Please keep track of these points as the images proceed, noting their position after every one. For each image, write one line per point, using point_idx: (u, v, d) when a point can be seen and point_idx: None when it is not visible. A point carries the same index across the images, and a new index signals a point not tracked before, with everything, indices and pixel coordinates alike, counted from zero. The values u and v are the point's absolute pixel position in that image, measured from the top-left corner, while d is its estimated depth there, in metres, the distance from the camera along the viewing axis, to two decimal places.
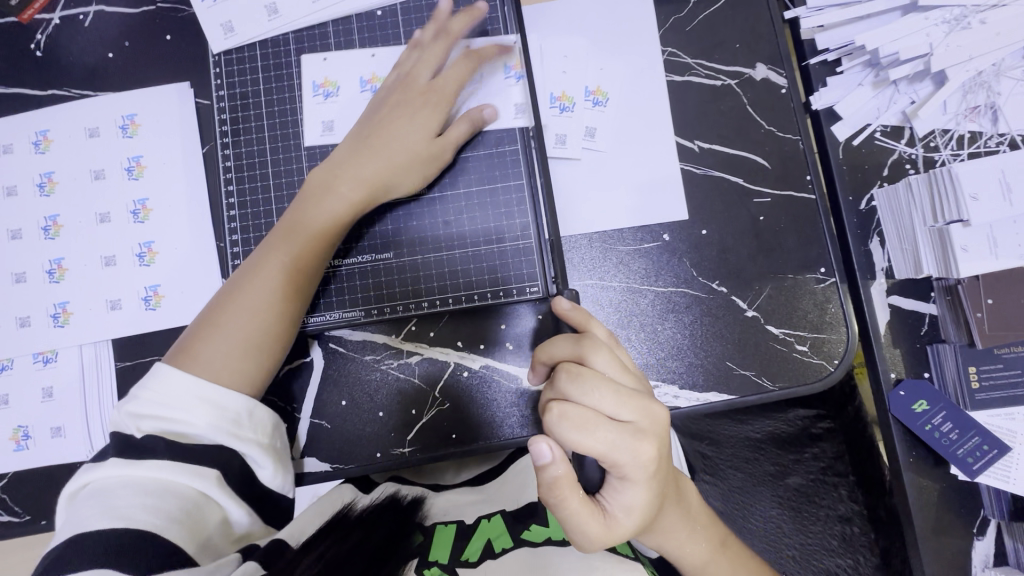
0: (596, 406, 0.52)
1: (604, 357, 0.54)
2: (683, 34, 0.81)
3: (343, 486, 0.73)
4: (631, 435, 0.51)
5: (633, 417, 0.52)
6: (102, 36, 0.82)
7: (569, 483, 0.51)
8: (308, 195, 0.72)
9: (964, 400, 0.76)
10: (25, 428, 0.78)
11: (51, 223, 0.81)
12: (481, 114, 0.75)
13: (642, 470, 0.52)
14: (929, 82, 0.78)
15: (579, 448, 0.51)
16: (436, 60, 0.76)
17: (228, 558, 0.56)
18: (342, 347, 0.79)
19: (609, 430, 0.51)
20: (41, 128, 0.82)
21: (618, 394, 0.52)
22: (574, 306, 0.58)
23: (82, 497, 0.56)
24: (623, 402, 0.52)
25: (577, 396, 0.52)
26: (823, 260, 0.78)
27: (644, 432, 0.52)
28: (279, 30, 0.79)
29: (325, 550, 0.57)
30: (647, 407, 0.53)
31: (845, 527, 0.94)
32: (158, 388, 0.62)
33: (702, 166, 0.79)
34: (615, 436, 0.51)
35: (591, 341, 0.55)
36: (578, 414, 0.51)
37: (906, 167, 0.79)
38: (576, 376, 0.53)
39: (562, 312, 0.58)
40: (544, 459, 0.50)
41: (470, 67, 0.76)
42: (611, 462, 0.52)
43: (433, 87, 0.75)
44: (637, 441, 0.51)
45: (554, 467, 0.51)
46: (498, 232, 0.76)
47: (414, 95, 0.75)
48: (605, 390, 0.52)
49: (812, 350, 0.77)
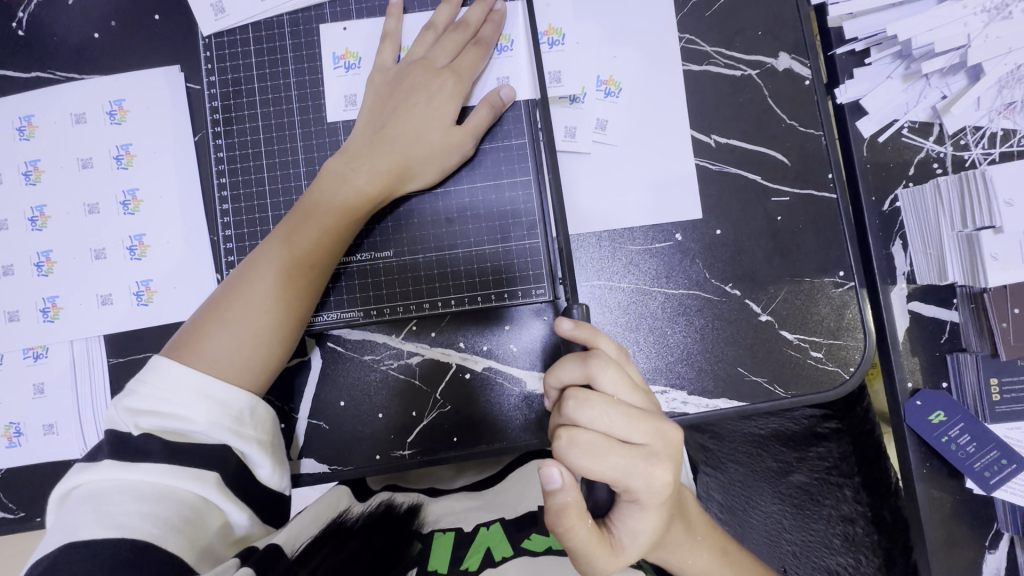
0: (606, 430, 0.50)
1: (612, 376, 0.51)
2: (702, 20, 0.76)
3: (338, 486, 0.72)
4: (645, 459, 0.50)
5: (645, 440, 0.50)
6: (87, 15, 0.78)
7: (577, 511, 0.49)
8: (320, 186, 0.69)
9: (983, 412, 0.74)
10: (17, 425, 0.77)
11: (38, 214, 0.78)
12: (499, 97, 0.70)
13: (656, 495, 0.51)
14: (964, 75, 0.73)
15: (590, 474, 0.50)
16: (456, 48, 0.71)
17: (229, 563, 0.52)
18: (340, 347, 0.77)
19: (621, 454, 0.50)
20: (26, 113, 0.78)
21: (628, 416, 0.50)
22: (576, 325, 0.54)
23: (73, 501, 0.53)
24: (634, 425, 0.50)
25: (587, 422, 0.50)
26: (843, 262, 0.74)
27: (659, 455, 0.50)
28: (273, 11, 0.74)
29: (320, 563, 0.56)
30: (660, 429, 0.51)
31: (847, 527, 0.90)
32: (157, 382, 0.59)
33: (718, 162, 0.75)
34: (626, 462, 0.50)
35: (600, 358, 0.52)
36: (587, 441, 0.50)
37: (934, 167, 0.76)
38: (582, 402, 0.50)
39: (563, 335, 0.54)
40: (553, 484, 0.49)
41: (478, 56, 0.71)
42: (624, 487, 0.50)
43: (451, 70, 0.70)
44: (650, 465, 0.50)
45: (563, 493, 0.49)
46: (503, 230, 0.73)
47: (435, 76, 0.70)
48: (615, 413, 0.50)
49: (827, 357, 0.74)
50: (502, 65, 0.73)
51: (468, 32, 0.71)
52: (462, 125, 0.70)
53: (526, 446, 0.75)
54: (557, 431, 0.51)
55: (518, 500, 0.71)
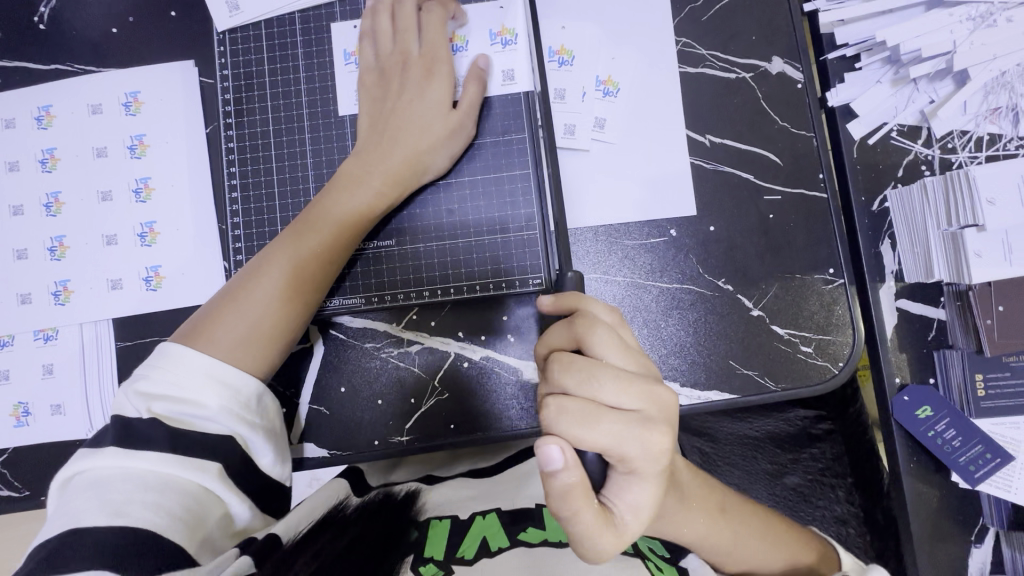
0: (595, 396, 0.50)
1: (602, 337, 0.52)
2: (699, 24, 0.79)
3: (351, 467, 0.75)
4: (638, 423, 0.50)
5: (637, 404, 0.50)
6: (106, 11, 0.81)
7: (582, 491, 0.49)
8: (337, 185, 0.71)
9: (969, 407, 0.76)
10: (25, 405, 0.79)
11: (53, 200, 0.80)
12: (479, 68, 0.74)
13: (653, 462, 0.51)
14: (950, 81, 0.76)
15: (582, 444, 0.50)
16: (440, 29, 0.73)
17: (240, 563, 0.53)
18: (344, 335, 0.79)
19: (611, 420, 0.50)
20: (44, 103, 0.81)
21: (616, 379, 0.50)
22: (556, 296, 0.56)
23: (80, 486, 0.55)
24: (624, 388, 0.50)
25: (574, 387, 0.51)
26: (833, 260, 0.76)
27: (652, 419, 0.51)
28: (284, 9, 0.77)
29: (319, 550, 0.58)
30: (652, 392, 0.51)
31: (840, 529, 0.90)
32: (167, 367, 0.61)
33: (712, 161, 0.78)
34: (620, 427, 0.50)
35: (587, 322, 0.53)
36: (576, 408, 0.50)
37: (922, 168, 0.78)
38: (567, 365, 0.51)
39: (545, 309, 0.56)
40: (554, 465, 0.48)
41: (444, 14, 0.73)
42: (618, 456, 0.50)
43: (436, 56, 0.72)
44: (643, 430, 0.50)
45: (565, 473, 0.49)
46: (502, 221, 0.75)
47: (425, 62, 0.72)
48: (605, 376, 0.51)
49: (816, 351, 0.76)
50: (507, 57, 0.75)
51: (435, 4, 0.74)
52: (457, 107, 0.72)
53: (520, 436, 0.77)
54: (546, 400, 0.51)
55: (516, 493, 0.71)
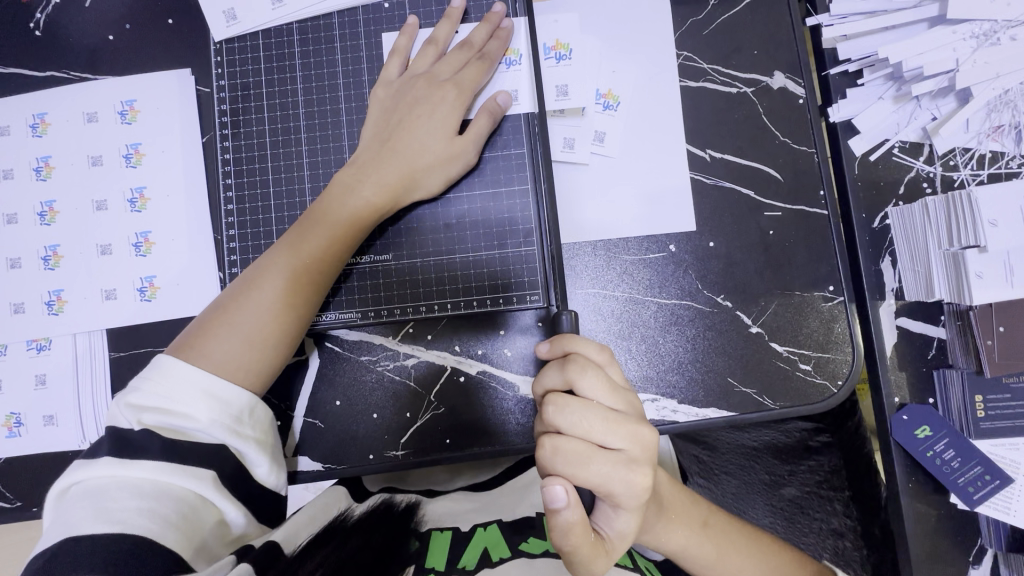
0: (586, 436, 0.50)
1: (591, 379, 0.51)
2: (701, 38, 0.78)
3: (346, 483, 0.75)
4: (625, 463, 0.50)
5: (624, 445, 0.50)
6: (102, 18, 0.80)
7: (580, 526, 0.50)
8: (329, 196, 0.70)
9: (967, 427, 0.75)
10: (17, 415, 0.78)
11: (48, 209, 0.80)
12: (497, 104, 0.72)
13: (637, 497, 0.51)
14: (953, 98, 0.76)
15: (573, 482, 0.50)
16: (458, 64, 0.72)
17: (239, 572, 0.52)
18: (339, 347, 0.78)
19: (600, 462, 0.50)
20: (39, 111, 0.80)
21: (606, 421, 0.50)
22: (552, 342, 0.56)
23: (73, 496, 0.54)
24: (614, 429, 0.50)
25: (567, 428, 0.50)
26: (833, 278, 0.76)
27: (638, 460, 0.51)
28: (283, 20, 0.76)
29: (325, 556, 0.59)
30: (637, 432, 0.51)
31: (837, 541, 0.87)
32: (158, 380, 0.61)
33: (713, 176, 0.77)
34: (608, 469, 0.50)
35: (577, 364, 0.52)
36: (569, 448, 0.50)
37: (923, 186, 0.77)
38: (559, 408, 0.51)
39: (542, 355, 0.56)
40: (557, 503, 0.49)
41: (482, 69, 0.72)
42: (607, 492, 0.51)
43: (453, 83, 0.71)
44: (631, 469, 0.50)
45: (566, 511, 0.49)
46: (500, 237, 0.74)
47: (437, 88, 0.71)
48: (594, 416, 0.50)
49: (815, 369, 0.75)
50: (511, 77, 0.75)
51: (474, 50, 0.73)
52: (464, 132, 0.72)
53: (514, 450, 0.76)
54: (540, 440, 0.51)
55: (516, 504, 0.73)
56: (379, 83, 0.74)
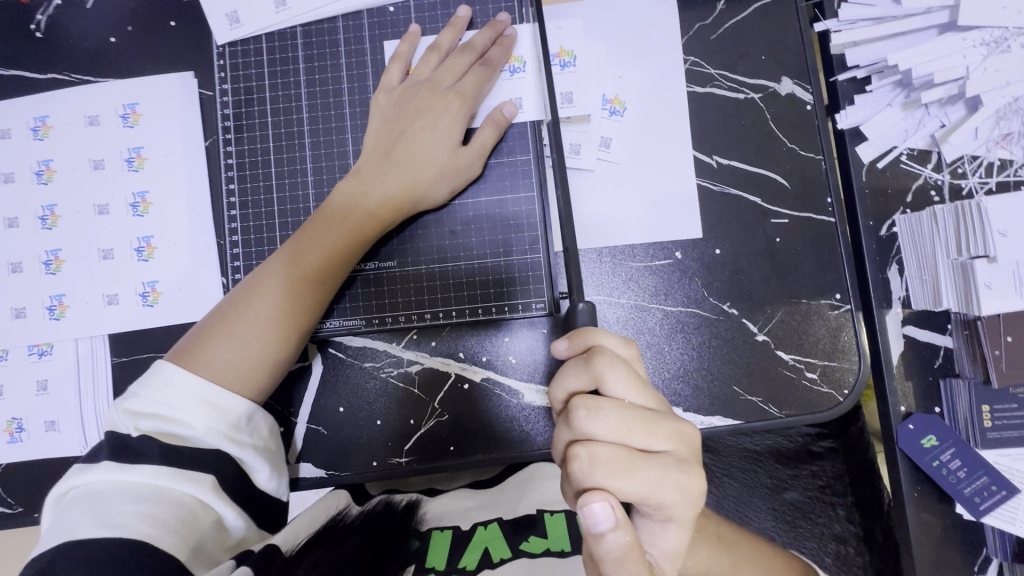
0: (625, 441, 0.48)
1: (618, 374, 0.50)
2: (708, 43, 0.77)
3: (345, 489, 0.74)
4: (676, 467, 0.48)
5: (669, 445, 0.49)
6: (104, 20, 0.79)
7: (634, 549, 0.46)
8: (332, 205, 0.70)
9: (975, 438, 0.75)
10: (19, 421, 0.78)
11: (49, 213, 0.79)
12: (502, 113, 0.72)
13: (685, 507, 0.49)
14: (962, 106, 0.75)
15: (619, 494, 0.47)
16: (462, 70, 0.72)
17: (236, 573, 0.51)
18: (342, 353, 0.77)
19: (648, 466, 0.48)
20: (40, 114, 0.79)
21: (645, 422, 0.48)
22: (571, 338, 0.53)
23: (72, 501, 0.54)
24: (653, 431, 0.48)
25: (606, 432, 0.48)
26: (839, 286, 0.75)
27: (686, 461, 0.49)
28: (286, 23, 0.76)
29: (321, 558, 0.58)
30: (680, 431, 0.50)
31: (839, 546, 0.89)
32: (156, 387, 0.60)
33: (719, 183, 0.76)
34: (657, 473, 0.48)
35: (604, 359, 0.50)
36: (610, 457, 0.47)
37: (931, 194, 0.77)
38: (594, 411, 0.48)
39: (560, 354, 0.54)
40: (605, 525, 0.45)
41: (483, 77, 0.71)
42: (656, 503, 0.48)
43: (456, 92, 0.71)
44: (682, 473, 0.48)
45: (614, 533, 0.45)
46: (506, 245, 0.74)
47: (440, 97, 0.71)
48: (630, 420, 0.48)
49: (822, 378, 0.75)
50: (513, 84, 0.74)
51: (475, 54, 0.72)
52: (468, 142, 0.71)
53: (517, 456, 0.76)
54: (574, 450, 0.48)
55: (517, 500, 0.73)
56: (382, 89, 0.73)
